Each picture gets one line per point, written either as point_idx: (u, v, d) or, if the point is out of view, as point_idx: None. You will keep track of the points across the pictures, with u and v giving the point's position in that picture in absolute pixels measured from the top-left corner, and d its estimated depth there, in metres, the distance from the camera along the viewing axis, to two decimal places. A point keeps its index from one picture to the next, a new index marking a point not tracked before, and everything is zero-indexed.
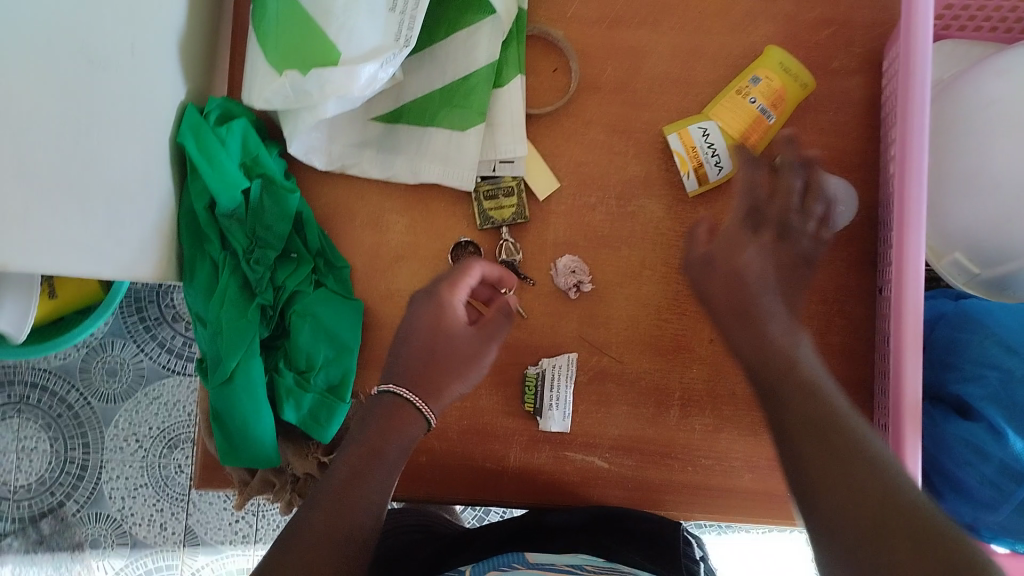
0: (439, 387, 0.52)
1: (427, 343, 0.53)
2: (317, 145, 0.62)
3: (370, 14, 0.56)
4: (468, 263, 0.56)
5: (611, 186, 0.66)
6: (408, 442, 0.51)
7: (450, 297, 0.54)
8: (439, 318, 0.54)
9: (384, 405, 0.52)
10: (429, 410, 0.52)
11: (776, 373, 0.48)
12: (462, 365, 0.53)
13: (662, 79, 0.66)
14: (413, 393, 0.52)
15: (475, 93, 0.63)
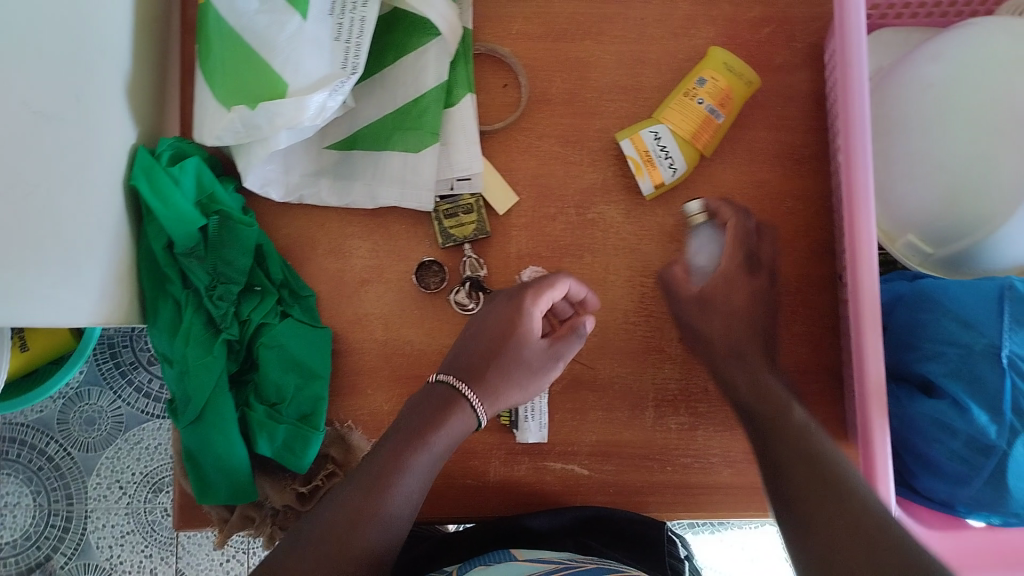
0: (495, 388, 0.56)
1: (496, 344, 0.57)
2: (273, 178, 0.63)
3: (315, 44, 0.57)
4: (554, 278, 0.57)
5: (570, 196, 0.66)
6: (455, 435, 0.54)
7: (530, 310, 0.56)
8: (512, 325, 0.57)
9: (436, 394, 0.55)
10: (482, 412, 0.55)
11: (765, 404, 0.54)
12: (522, 374, 0.57)
13: (612, 88, 0.67)
14: (465, 385, 0.55)
15: (428, 114, 0.63)
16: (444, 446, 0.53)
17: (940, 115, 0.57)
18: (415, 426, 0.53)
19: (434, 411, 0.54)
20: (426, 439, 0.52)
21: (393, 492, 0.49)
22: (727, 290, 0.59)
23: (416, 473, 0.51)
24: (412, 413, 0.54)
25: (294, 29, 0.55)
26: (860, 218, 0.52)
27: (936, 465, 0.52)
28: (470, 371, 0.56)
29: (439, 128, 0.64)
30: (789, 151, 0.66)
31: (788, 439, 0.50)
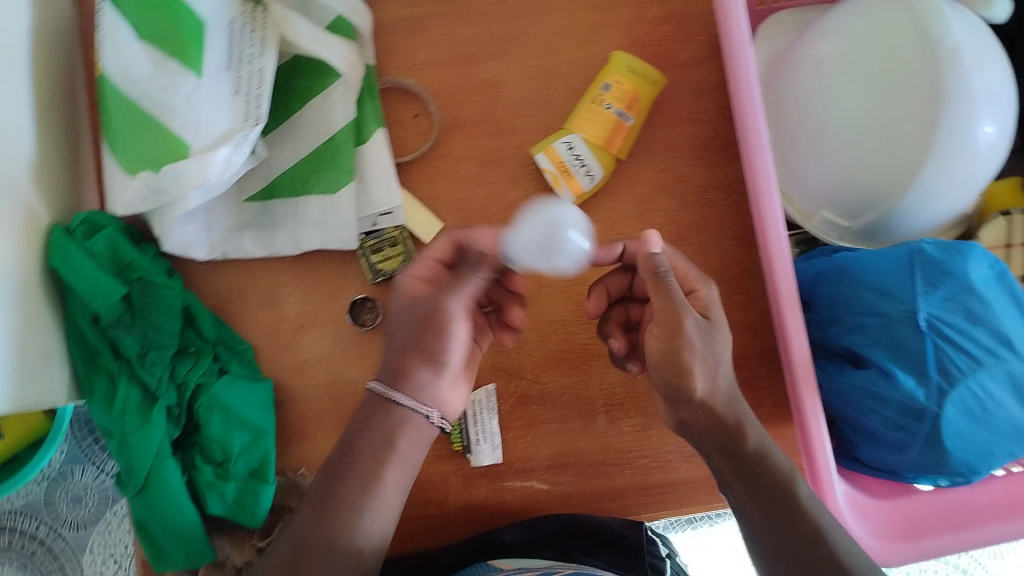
0: (418, 378, 0.55)
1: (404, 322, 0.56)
2: (194, 237, 0.63)
3: (212, 100, 0.58)
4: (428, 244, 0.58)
5: (494, 216, 0.67)
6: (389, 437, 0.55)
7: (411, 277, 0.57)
8: (411, 298, 0.56)
9: (374, 404, 0.55)
10: (397, 396, 0.55)
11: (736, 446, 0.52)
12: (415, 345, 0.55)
13: (523, 103, 0.67)
14: (387, 387, 0.55)
15: (341, 153, 0.64)
16: (387, 448, 0.55)
17: (834, 88, 0.57)
18: (351, 442, 0.55)
19: (371, 424, 0.55)
20: (357, 454, 0.54)
21: (345, 507, 0.52)
22: (715, 320, 0.53)
23: (360, 483, 0.53)
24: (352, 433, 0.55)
25: (190, 90, 0.57)
26: (764, 204, 0.54)
27: (876, 435, 0.53)
28: (393, 375, 0.55)
29: (354, 165, 0.65)
30: (705, 143, 0.67)
31: (784, 507, 0.49)
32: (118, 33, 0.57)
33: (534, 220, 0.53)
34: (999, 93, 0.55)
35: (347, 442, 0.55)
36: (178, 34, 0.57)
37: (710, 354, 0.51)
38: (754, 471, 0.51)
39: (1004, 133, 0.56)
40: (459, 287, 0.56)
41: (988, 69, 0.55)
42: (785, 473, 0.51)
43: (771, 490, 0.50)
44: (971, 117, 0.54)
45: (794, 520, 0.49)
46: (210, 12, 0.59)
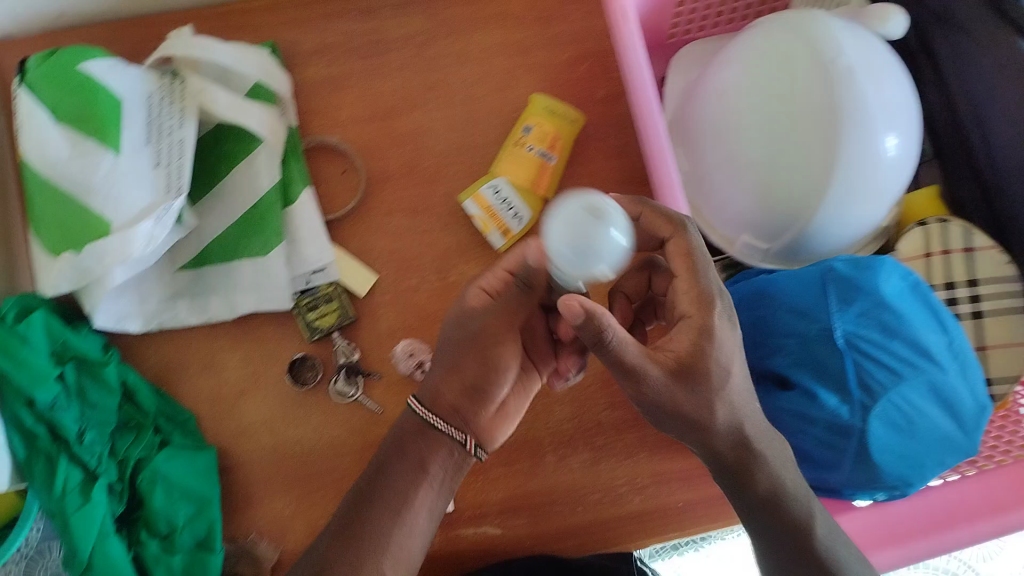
0: (451, 399, 0.56)
1: (445, 339, 0.57)
2: (128, 310, 0.63)
3: (133, 176, 0.58)
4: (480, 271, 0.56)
5: (428, 263, 0.67)
6: (416, 460, 0.55)
7: (479, 283, 0.55)
8: (455, 318, 0.56)
9: (408, 423, 0.56)
10: (428, 418, 0.55)
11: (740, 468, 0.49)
12: (455, 367, 0.56)
13: (449, 151, 0.68)
14: (419, 403, 0.56)
15: (270, 215, 0.65)
16: (411, 470, 0.54)
17: (740, 115, 0.58)
18: (383, 460, 0.55)
19: (401, 444, 0.55)
20: (392, 470, 0.54)
21: (365, 535, 0.52)
22: (699, 367, 0.47)
23: (386, 510, 0.53)
24: (384, 451, 0.56)
25: (108, 168, 0.57)
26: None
27: (807, 456, 0.53)
28: (431, 393, 0.56)
29: (283, 227, 0.65)
30: (631, 176, 0.67)
31: (800, 545, 0.49)
32: (37, 121, 0.57)
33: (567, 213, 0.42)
34: (899, 106, 0.57)
35: (380, 462, 0.55)
36: (95, 115, 0.57)
37: (699, 404, 0.47)
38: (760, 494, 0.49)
39: (909, 145, 0.58)
40: (509, 298, 0.55)
41: (886, 85, 0.56)
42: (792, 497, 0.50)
43: (777, 516, 0.49)
44: (873, 133, 0.55)
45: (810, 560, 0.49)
46: (126, 90, 0.60)
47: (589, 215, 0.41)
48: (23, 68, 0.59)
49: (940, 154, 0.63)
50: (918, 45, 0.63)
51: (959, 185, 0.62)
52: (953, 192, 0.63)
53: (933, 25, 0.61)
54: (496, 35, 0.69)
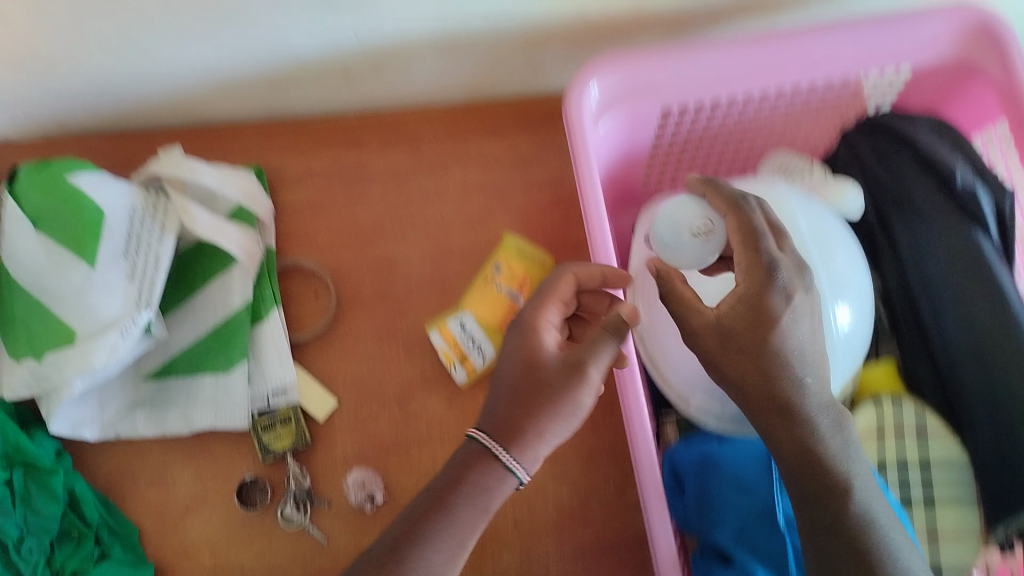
0: (520, 429, 0.49)
1: (501, 372, 0.52)
2: (85, 417, 0.63)
3: (104, 289, 0.59)
4: (547, 292, 0.53)
5: (390, 391, 0.67)
6: (479, 497, 0.48)
7: (542, 321, 0.52)
8: (515, 353, 0.51)
9: (463, 452, 0.50)
10: (511, 461, 0.49)
11: (765, 415, 0.48)
12: (544, 399, 0.49)
13: (421, 282, 0.70)
14: (485, 435, 0.50)
15: (237, 333, 0.65)
16: (471, 507, 0.48)
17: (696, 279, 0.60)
18: (437, 489, 0.49)
19: (456, 472, 0.49)
20: (449, 503, 0.48)
21: (409, 570, 0.46)
22: (749, 308, 0.48)
23: (436, 543, 0.47)
24: (434, 479, 0.50)
25: (81, 279, 0.58)
26: (629, 403, 0.55)
27: None
28: (490, 414, 0.51)
29: (248, 345, 0.66)
30: None
31: (825, 508, 0.47)
32: (20, 228, 0.59)
33: (672, 218, 0.55)
34: (850, 280, 0.60)
35: (433, 489, 0.49)
36: (78, 228, 0.59)
37: (735, 348, 0.48)
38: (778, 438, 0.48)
39: (862, 319, 0.61)
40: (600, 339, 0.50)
41: (837, 260, 0.60)
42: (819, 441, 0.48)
43: (796, 464, 0.48)
44: (822, 303, 0.58)
45: (828, 516, 0.47)
46: (113, 206, 0.61)
47: (686, 228, 0.54)
48: (13, 175, 0.61)
49: (896, 329, 0.64)
50: (876, 222, 0.65)
51: (913, 362, 0.63)
52: (907, 366, 0.63)
53: (892, 208, 0.63)
54: (475, 174, 0.72)
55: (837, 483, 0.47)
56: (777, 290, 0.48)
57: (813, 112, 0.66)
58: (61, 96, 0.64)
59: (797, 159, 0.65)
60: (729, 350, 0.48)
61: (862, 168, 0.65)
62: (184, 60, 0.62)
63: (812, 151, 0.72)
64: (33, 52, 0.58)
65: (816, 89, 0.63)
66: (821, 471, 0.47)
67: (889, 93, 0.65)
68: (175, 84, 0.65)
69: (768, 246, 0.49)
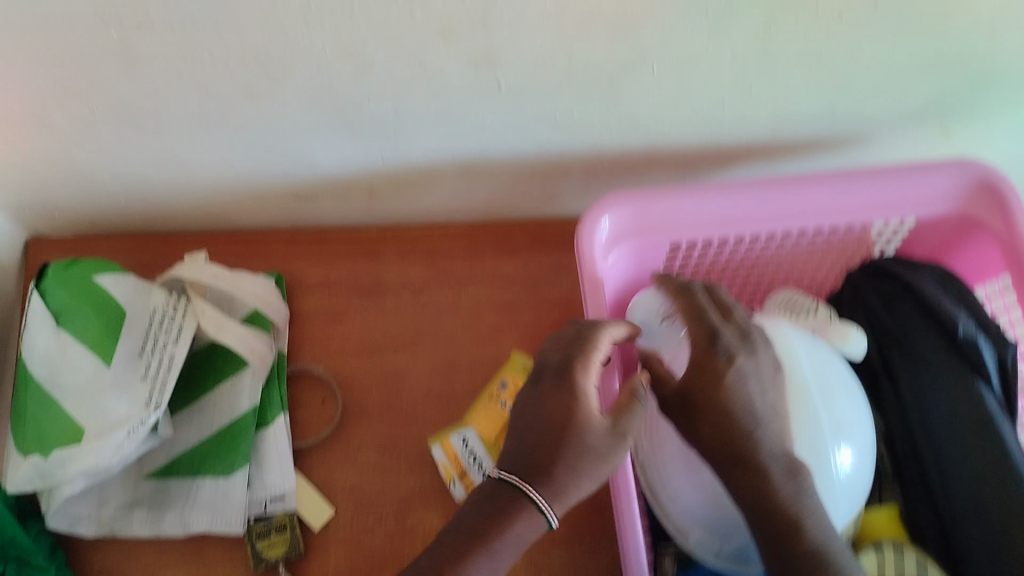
0: (566, 483, 0.45)
1: (544, 420, 0.47)
2: (83, 513, 0.64)
3: (117, 388, 0.60)
4: (591, 343, 0.50)
5: (388, 505, 0.66)
6: (518, 544, 0.44)
7: (587, 372, 0.49)
8: (565, 404, 0.47)
9: (497, 492, 0.46)
10: (550, 509, 0.45)
11: (725, 465, 0.50)
12: (586, 454, 0.46)
13: (428, 396, 0.70)
14: (525, 480, 0.45)
15: (241, 436, 0.66)
16: (510, 552, 0.44)
17: None
18: (472, 528, 0.45)
19: (493, 513, 0.45)
20: (488, 547, 0.44)
21: None
22: (701, 371, 0.51)
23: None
24: (465, 516, 0.45)
25: (95, 378, 0.60)
26: (629, 544, 0.55)
27: None
28: (525, 460, 0.46)
29: (251, 450, 0.67)
30: None
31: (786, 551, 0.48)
32: (42, 326, 0.61)
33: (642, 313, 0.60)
34: (852, 423, 0.60)
35: (466, 531, 0.45)
36: (99, 329, 0.62)
37: (695, 408, 0.51)
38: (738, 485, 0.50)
39: (864, 463, 0.61)
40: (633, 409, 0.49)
41: (837, 403, 0.60)
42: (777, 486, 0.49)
43: (756, 512, 0.49)
44: (823, 446, 0.58)
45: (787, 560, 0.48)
46: (132, 303, 0.63)
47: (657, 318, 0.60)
48: (40, 272, 0.64)
49: (898, 473, 0.64)
50: (880, 365, 0.66)
51: (914, 510, 0.62)
52: (909, 514, 0.63)
53: (896, 354, 0.64)
54: (487, 291, 0.74)
55: (794, 527, 0.48)
56: (721, 352, 0.52)
57: (820, 254, 0.68)
58: (98, 202, 0.67)
59: (804, 299, 0.67)
60: (689, 411, 0.51)
61: (868, 310, 0.67)
62: (214, 179, 0.64)
63: (816, 288, 0.74)
64: (73, 164, 0.60)
65: (823, 234, 0.65)
66: (781, 518, 0.49)
67: (893, 240, 0.68)
68: (203, 196, 0.67)
69: (709, 313, 0.54)
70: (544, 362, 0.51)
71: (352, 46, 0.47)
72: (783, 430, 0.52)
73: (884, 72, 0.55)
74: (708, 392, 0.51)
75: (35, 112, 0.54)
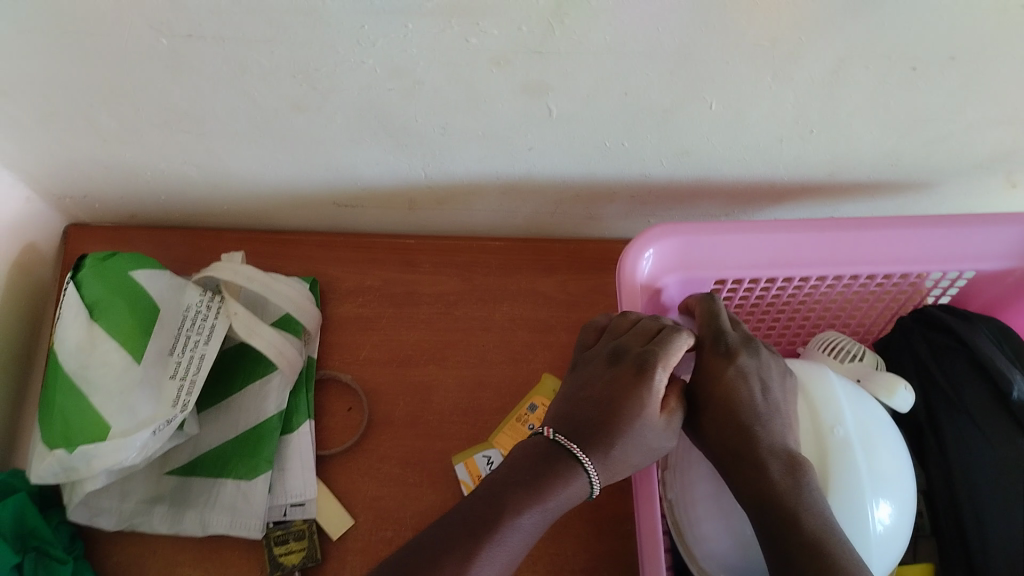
0: (615, 461, 0.49)
1: (613, 405, 0.50)
2: (106, 506, 0.64)
3: (144, 388, 0.61)
4: (673, 340, 0.51)
5: (408, 518, 0.65)
6: (564, 504, 0.48)
7: (663, 364, 0.51)
8: (635, 397, 0.50)
9: (551, 452, 0.49)
10: (596, 477, 0.49)
11: (728, 451, 0.52)
12: (635, 439, 0.50)
13: (455, 411, 0.69)
14: (583, 451, 0.49)
15: (266, 439, 0.66)
16: (557, 510, 0.48)
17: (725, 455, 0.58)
18: (527, 482, 0.48)
19: (548, 472, 0.48)
20: (543, 502, 0.47)
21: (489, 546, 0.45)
22: (707, 367, 0.54)
23: (521, 531, 0.46)
24: (520, 469, 0.49)
25: (125, 374, 0.60)
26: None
27: None
28: (587, 434, 0.50)
29: (274, 455, 0.66)
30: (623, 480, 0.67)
31: (785, 525, 0.48)
32: (73, 317, 0.61)
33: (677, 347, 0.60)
34: (893, 478, 0.57)
35: (516, 480, 0.48)
36: (133, 324, 0.62)
37: (703, 402, 0.54)
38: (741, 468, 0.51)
39: (902, 519, 0.58)
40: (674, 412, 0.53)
41: (880, 455, 0.57)
42: (773, 467, 0.50)
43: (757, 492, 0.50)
44: (861, 500, 0.55)
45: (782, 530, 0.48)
46: (166, 299, 0.64)
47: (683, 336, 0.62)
48: (77, 264, 0.64)
49: (936, 529, 0.62)
50: (926, 419, 0.63)
51: (952, 570, 0.60)
52: (945, 574, 0.60)
53: (943, 407, 0.62)
54: (521, 309, 0.73)
55: (789, 501, 0.48)
56: (725, 348, 0.54)
57: (871, 297, 0.66)
58: (144, 198, 0.68)
59: (852, 343, 0.65)
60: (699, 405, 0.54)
61: (917, 359, 0.64)
62: (257, 181, 0.64)
63: (862, 332, 0.71)
64: (118, 159, 0.61)
65: (875, 280, 0.63)
66: (778, 506, 0.49)
67: (950, 289, 0.66)
68: (245, 197, 0.67)
69: (721, 316, 0.56)
70: (625, 347, 0.53)
71: (403, 69, 0.47)
72: (786, 427, 0.53)
73: (948, 124, 0.53)
74: (713, 387, 0.53)
75: (84, 112, 0.54)
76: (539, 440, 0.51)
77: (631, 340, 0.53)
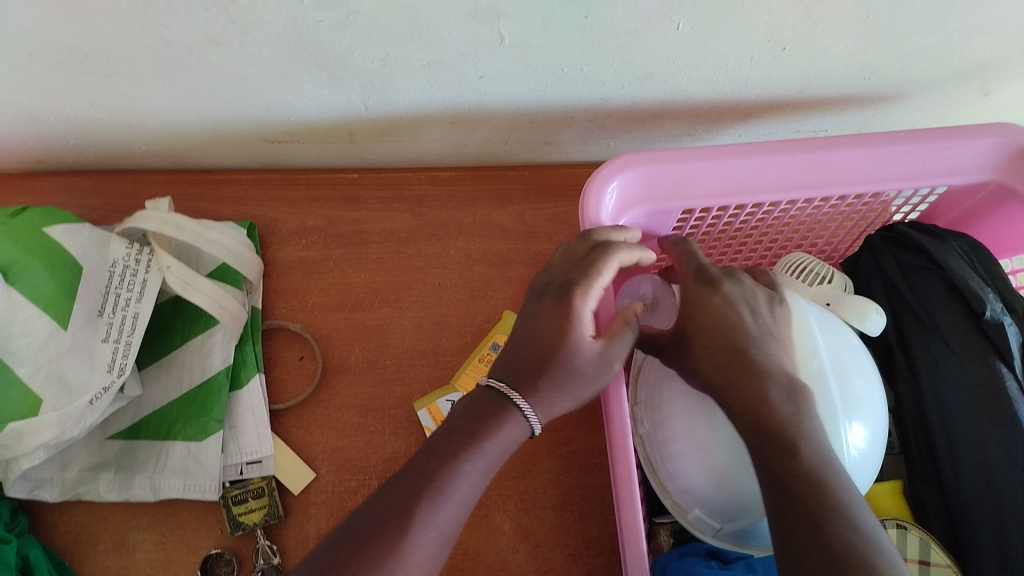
0: (551, 398, 0.45)
1: (545, 340, 0.46)
2: (46, 478, 0.60)
3: (77, 355, 0.56)
4: (595, 263, 0.47)
5: (372, 466, 0.62)
6: (505, 446, 0.44)
7: (579, 289, 0.47)
8: (577, 332, 0.46)
9: (482, 399, 0.46)
10: (532, 415, 0.45)
11: (722, 372, 0.48)
12: (575, 374, 0.46)
13: (413, 353, 0.66)
14: (513, 391, 0.45)
15: (214, 397, 0.63)
16: (497, 455, 0.44)
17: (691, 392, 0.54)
18: (465, 430, 0.44)
19: (479, 417, 0.44)
20: (480, 445, 0.43)
21: (431, 495, 0.41)
22: (694, 297, 0.51)
23: (466, 477, 0.42)
24: (454, 420, 0.45)
25: (50, 341, 0.55)
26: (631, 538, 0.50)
27: None
28: (519, 372, 0.46)
29: (224, 413, 0.63)
30: (592, 416, 0.66)
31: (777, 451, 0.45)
32: None
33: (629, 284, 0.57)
34: (865, 400, 0.55)
35: (450, 429, 0.44)
36: (54, 288, 0.56)
37: (698, 330, 0.50)
38: (739, 388, 0.48)
39: (874, 442, 0.55)
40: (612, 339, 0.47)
41: (852, 380, 0.55)
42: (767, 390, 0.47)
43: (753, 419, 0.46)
44: (835, 426, 0.52)
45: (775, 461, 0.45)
46: (87, 256, 0.59)
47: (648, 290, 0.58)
48: None
49: (905, 449, 0.61)
50: (896, 338, 0.62)
51: (921, 490, 0.60)
52: (914, 493, 0.60)
53: (912, 325, 0.61)
54: (477, 244, 0.69)
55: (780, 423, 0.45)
56: (710, 280, 0.51)
57: (839, 218, 0.64)
58: (54, 145, 0.62)
59: (818, 264, 0.63)
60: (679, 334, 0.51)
61: (886, 278, 0.63)
62: (178, 121, 0.58)
63: (829, 250, 0.70)
64: (14, 104, 0.54)
65: (844, 201, 0.60)
66: (775, 437, 0.45)
67: (919, 202, 0.63)
68: (167, 138, 0.61)
69: (699, 253, 0.53)
70: (552, 280, 0.49)
71: None
72: (781, 352, 0.50)
73: (928, 35, 0.49)
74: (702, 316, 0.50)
75: None
76: (475, 391, 0.47)
77: (560, 272, 0.49)
